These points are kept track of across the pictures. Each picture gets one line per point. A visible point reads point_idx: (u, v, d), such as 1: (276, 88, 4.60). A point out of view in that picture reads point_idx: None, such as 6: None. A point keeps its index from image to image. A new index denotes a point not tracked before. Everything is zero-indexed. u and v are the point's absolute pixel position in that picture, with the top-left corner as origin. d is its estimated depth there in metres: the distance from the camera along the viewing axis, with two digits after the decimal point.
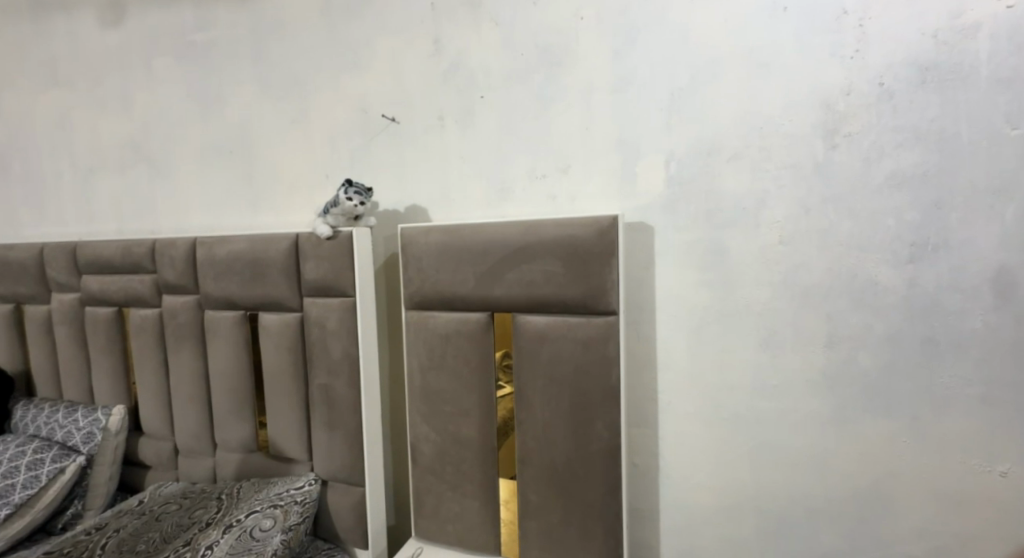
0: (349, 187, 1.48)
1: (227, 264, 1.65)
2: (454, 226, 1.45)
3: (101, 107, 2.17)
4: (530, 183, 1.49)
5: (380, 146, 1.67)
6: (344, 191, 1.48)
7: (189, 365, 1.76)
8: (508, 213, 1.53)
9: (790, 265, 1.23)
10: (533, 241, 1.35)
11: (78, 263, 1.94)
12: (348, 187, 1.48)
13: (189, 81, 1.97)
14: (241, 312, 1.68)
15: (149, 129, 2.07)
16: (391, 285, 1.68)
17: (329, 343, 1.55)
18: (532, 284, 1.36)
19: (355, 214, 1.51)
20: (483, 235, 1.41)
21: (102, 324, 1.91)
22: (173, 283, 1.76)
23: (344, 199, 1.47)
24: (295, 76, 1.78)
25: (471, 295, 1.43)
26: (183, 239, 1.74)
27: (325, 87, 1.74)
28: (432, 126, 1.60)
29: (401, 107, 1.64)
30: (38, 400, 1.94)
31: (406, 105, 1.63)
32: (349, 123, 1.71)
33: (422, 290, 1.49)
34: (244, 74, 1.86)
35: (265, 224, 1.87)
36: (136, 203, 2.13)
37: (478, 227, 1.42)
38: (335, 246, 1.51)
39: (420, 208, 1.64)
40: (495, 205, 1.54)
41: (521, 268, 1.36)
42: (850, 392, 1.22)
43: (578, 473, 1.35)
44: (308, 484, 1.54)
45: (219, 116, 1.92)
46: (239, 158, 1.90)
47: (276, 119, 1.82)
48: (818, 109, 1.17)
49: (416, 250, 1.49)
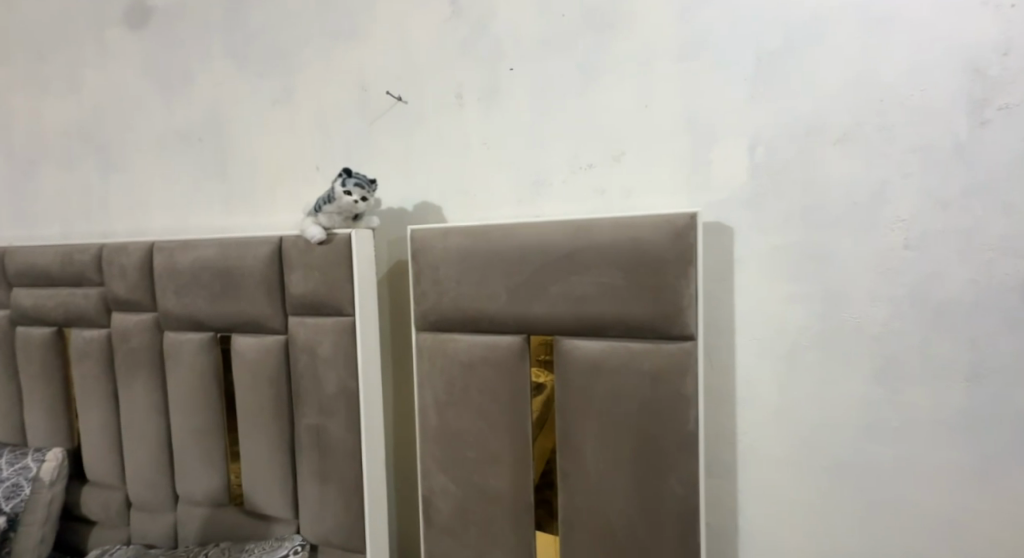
0: (349, 176, 1.18)
1: (191, 275, 1.34)
2: (481, 227, 1.16)
3: (44, 89, 1.83)
4: (572, 175, 1.21)
5: (383, 131, 1.38)
6: (342, 182, 1.18)
7: (144, 399, 1.43)
8: (543, 212, 1.25)
9: (918, 274, 0.97)
10: (584, 245, 1.07)
11: (7, 273, 1.60)
12: (346, 177, 1.19)
13: (148, 57, 1.65)
14: (210, 335, 1.36)
15: (100, 115, 1.74)
16: (395, 299, 1.38)
17: (320, 373, 1.23)
18: (583, 300, 1.07)
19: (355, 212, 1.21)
20: (517, 238, 1.12)
21: (37, 348, 1.57)
22: (124, 297, 1.43)
23: (341, 192, 1.18)
24: (276, 48, 1.48)
25: (502, 313, 1.14)
26: (137, 244, 1.42)
27: (314, 60, 1.44)
28: (447, 106, 1.32)
29: (408, 83, 1.35)
30: None
31: (416, 81, 1.34)
32: (343, 104, 1.42)
33: (439, 307, 1.20)
34: (216, 46, 1.55)
35: (239, 226, 1.56)
36: (84, 203, 1.79)
37: (512, 228, 1.14)
38: (329, 253, 1.21)
39: (431, 206, 1.34)
40: (527, 201, 1.26)
41: (569, 279, 1.08)
42: (998, 439, 0.95)
43: (642, 541, 1.06)
44: (293, 553, 1.21)
45: (185, 97, 1.61)
46: (209, 147, 1.58)
47: (254, 99, 1.51)
48: (961, 75, 0.92)
49: (431, 257, 1.20)
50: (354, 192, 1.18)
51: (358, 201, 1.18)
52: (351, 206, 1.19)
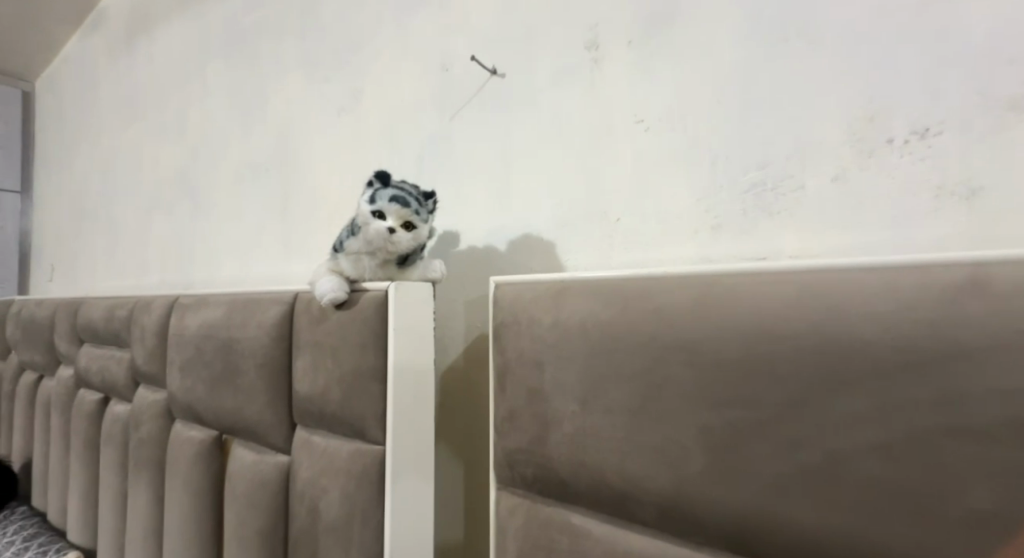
0: (384, 186, 0.63)
1: (195, 347, 0.90)
2: (633, 285, 0.51)
3: (160, 134, 1.70)
4: (866, 158, 0.50)
5: (469, 125, 0.83)
6: (372, 197, 0.63)
7: (143, 514, 1.01)
8: (774, 253, 0.55)
9: None
10: (984, 344, 0.32)
11: (77, 328, 1.39)
12: (380, 188, 0.63)
13: (235, 82, 1.38)
14: (211, 437, 0.89)
15: (194, 151, 1.52)
16: (472, 403, 0.79)
17: (323, 545, 0.66)
18: (993, 527, 0.31)
19: (395, 252, 0.64)
20: (725, 312, 0.43)
21: (81, 420, 1.29)
22: (143, 370, 1.06)
23: (367, 215, 0.63)
24: (346, 36, 1.05)
25: (685, 497, 0.44)
26: (161, 299, 1.05)
27: (387, 39, 0.97)
28: (573, 66, 0.72)
29: (511, 42, 0.79)
30: (19, 521, 1.40)
31: (522, 39, 0.78)
32: (417, 96, 0.91)
33: (541, 450, 0.56)
34: (290, 49, 1.20)
35: (295, 276, 1.12)
36: (174, 249, 1.57)
37: (710, 287, 0.45)
38: (348, 324, 0.66)
39: (541, 242, 0.74)
40: (734, 229, 0.58)
41: (927, 446, 0.33)
42: None
43: None
44: None
45: (259, 117, 1.27)
46: (275, 175, 1.20)
47: (319, 109, 1.10)
48: None
49: (528, 342, 0.58)
50: (388, 215, 0.62)
51: (393, 233, 0.62)
52: (384, 242, 0.62)
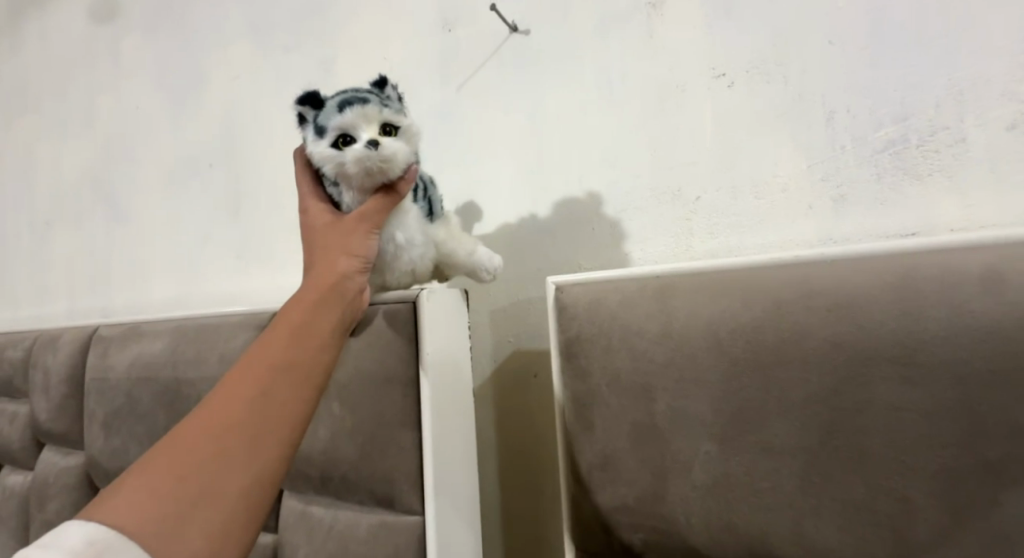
0: (322, 109, 0.45)
1: (126, 393, 0.68)
2: (784, 276, 0.39)
3: (60, 132, 1.40)
4: None
5: (480, 97, 0.68)
6: (318, 128, 0.44)
7: None
8: (926, 226, 0.44)
9: None
10: None
11: None
12: (320, 115, 0.44)
13: (159, 66, 1.14)
14: None
15: (106, 151, 1.26)
16: (505, 440, 0.63)
17: None
18: None
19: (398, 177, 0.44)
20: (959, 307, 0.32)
21: None
22: (48, 426, 0.81)
23: (331, 152, 0.43)
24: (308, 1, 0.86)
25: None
26: (73, 332, 0.81)
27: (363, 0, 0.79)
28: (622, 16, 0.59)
29: None
30: None
31: None
32: (409, 65, 0.74)
33: (659, 504, 0.42)
34: (233, 22, 0.99)
35: (250, 294, 0.91)
36: (81, 270, 1.28)
37: (919, 279, 0.34)
38: (361, 353, 0.50)
39: (588, 232, 0.60)
40: (863, 200, 0.47)
41: None
42: None
43: None
44: None
45: (194, 106, 1.05)
46: (218, 174, 0.99)
47: (278, 88, 0.90)
48: None
49: (625, 359, 0.44)
50: (357, 130, 0.43)
51: (378, 142, 0.41)
52: (375, 167, 0.42)
